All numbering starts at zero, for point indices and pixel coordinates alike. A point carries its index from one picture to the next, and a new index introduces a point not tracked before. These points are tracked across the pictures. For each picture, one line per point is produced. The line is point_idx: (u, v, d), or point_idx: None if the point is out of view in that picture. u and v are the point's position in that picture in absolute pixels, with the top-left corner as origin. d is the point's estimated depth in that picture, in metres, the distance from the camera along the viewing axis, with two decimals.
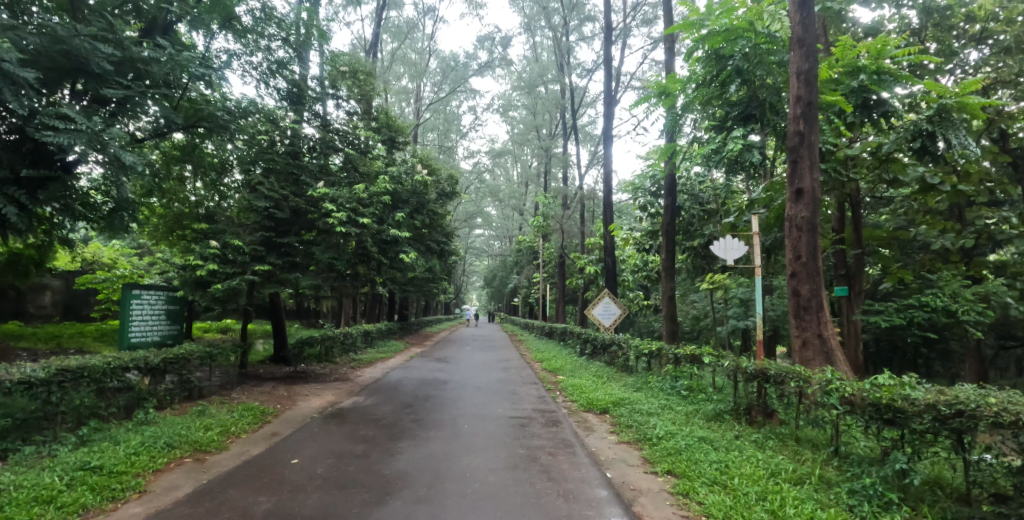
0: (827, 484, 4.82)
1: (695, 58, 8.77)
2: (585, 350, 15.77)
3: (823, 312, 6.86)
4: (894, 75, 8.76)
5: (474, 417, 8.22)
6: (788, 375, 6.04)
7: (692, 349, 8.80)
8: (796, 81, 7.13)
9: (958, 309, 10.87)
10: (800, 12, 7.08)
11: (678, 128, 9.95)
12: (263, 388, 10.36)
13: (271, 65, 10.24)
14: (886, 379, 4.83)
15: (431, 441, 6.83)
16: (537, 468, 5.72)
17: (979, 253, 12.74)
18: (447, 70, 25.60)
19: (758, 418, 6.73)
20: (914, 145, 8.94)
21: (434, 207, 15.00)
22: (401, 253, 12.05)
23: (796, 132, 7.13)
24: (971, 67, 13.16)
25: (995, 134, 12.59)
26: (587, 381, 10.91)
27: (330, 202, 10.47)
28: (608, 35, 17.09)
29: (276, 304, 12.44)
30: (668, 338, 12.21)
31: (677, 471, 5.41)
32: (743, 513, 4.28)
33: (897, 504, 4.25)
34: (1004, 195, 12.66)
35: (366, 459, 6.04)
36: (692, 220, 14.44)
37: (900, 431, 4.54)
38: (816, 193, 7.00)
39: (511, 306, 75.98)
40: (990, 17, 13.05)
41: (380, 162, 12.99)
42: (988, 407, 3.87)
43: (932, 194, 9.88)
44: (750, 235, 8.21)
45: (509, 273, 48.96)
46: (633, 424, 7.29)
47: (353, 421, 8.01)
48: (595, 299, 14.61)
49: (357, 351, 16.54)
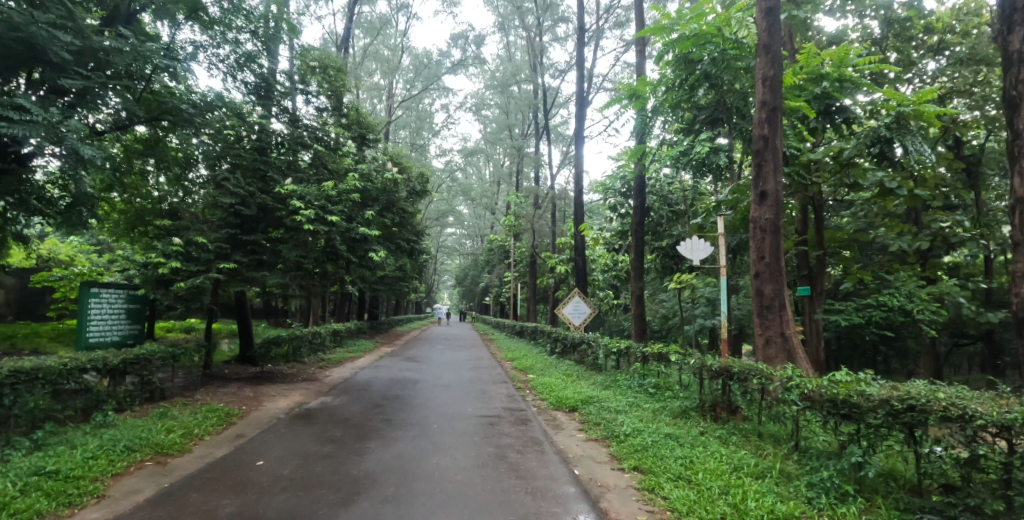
0: (787, 478, 4.96)
1: (666, 61, 8.90)
2: (556, 349, 15.85)
3: (785, 311, 7.04)
4: (855, 83, 9.09)
5: (443, 416, 8.18)
6: (751, 373, 6.19)
7: (659, 348, 8.94)
8: (762, 86, 7.31)
9: (913, 309, 11.32)
10: (766, 19, 7.27)
11: (647, 131, 10.11)
12: (228, 388, 10.12)
13: (239, 58, 9.98)
14: (843, 375, 5.01)
15: (399, 441, 6.78)
16: (505, 466, 5.74)
17: (933, 255, 13.27)
18: (419, 67, 25.36)
19: (723, 415, 6.86)
20: (873, 151, 9.27)
21: (405, 206, 14.86)
22: (370, 252, 11.93)
23: (761, 136, 7.31)
24: (929, 76, 13.69)
25: (950, 141, 13.12)
26: (557, 380, 10.98)
27: (298, 200, 10.32)
28: (581, 36, 17.20)
29: (242, 302, 12.17)
30: (636, 337, 12.35)
31: (644, 467, 5.49)
32: (707, 507, 4.37)
33: (853, 496, 4.41)
34: (957, 199, 13.20)
35: (334, 460, 5.96)
36: (661, 220, 14.69)
37: (856, 426, 4.69)
38: (779, 195, 7.18)
39: (482, 305, 75.85)
40: (947, 29, 13.59)
41: (350, 159, 12.82)
42: (937, 402, 4.03)
43: (890, 198, 10.22)
44: (716, 236, 8.38)
45: (480, 273, 48.93)
46: (602, 422, 7.37)
47: (321, 421, 7.90)
48: (565, 298, 14.70)
49: (326, 350, 16.29)
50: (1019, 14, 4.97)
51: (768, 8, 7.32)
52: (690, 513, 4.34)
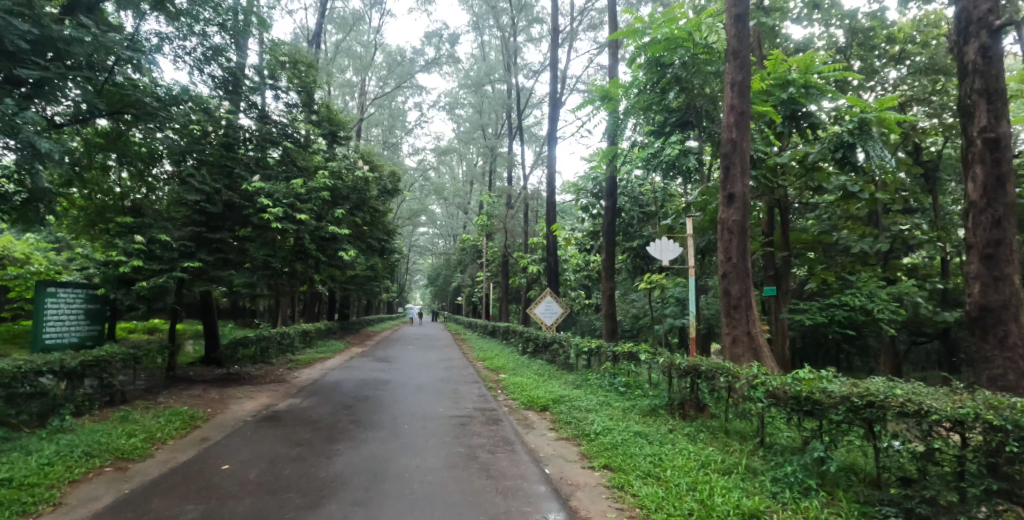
0: (752, 473, 5.07)
1: (637, 64, 9.01)
2: (528, 349, 15.87)
3: (752, 310, 7.19)
4: (820, 89, 9.32)
5: (414, 417, 8.12)
6: (718, 371, 6.30)
7: (629, 347, 9.06)
8: (730, 90, 7.45)
9: (874, 308, 11.73)
10: (735, 25, 7.42)
11: (619, 133, 10.20)
12: (192, 391, 9.85)
13: (207, 51, 9.71)
14: (806, 373, 5.15)
15: (369, 442, 6.69)
16: (475, 466, 5.72)
17: (893, 257, 13.71)
18: (393, 65, 25.09)
19: (691, 412, 6.98)
20: (836, 156, 9.57)
21: (377, 205, 14.69)
22: (341, 251, 11.75)
23: (729, 139, 7.45)
24: (891, 84, 14.15)
25: (909, 148, 13.58)
26: (528, 380, 10.99)
27: (266, 197, 10.11)
28: (555, 38, 17.28)
29: (208, 302, 11.87)
30: (607, 336, 12.46)
31: (613, 465, 5.54)
32: (675, 504, 4.43)
33: (815, 490, 4.54)
34: (916, 203, 13.68)
35: (302, 463, 5.85)
36: (632, 221, 14.89)
37: (818, 422, 4.82)
38: (746, 198, 7.33)
39: (454, 305, 75.48)
40: (908, 40, 14.08)
41: (320, 157, 12.62)
42: (894, 398, 4.15)
43: (853, 201, 10.52)
44: (684, 237, 8.51)
45: (453, 273, 48.76)
46: (572, 421, 7.41)
47: (289, 424, 7.76)
48: (537, 298, 14.73)
49: (295, 350, 16.00)
50: (974, 26, 5.17)
51: (737, 14, 7.46)
52: (658, 510, 4.39)
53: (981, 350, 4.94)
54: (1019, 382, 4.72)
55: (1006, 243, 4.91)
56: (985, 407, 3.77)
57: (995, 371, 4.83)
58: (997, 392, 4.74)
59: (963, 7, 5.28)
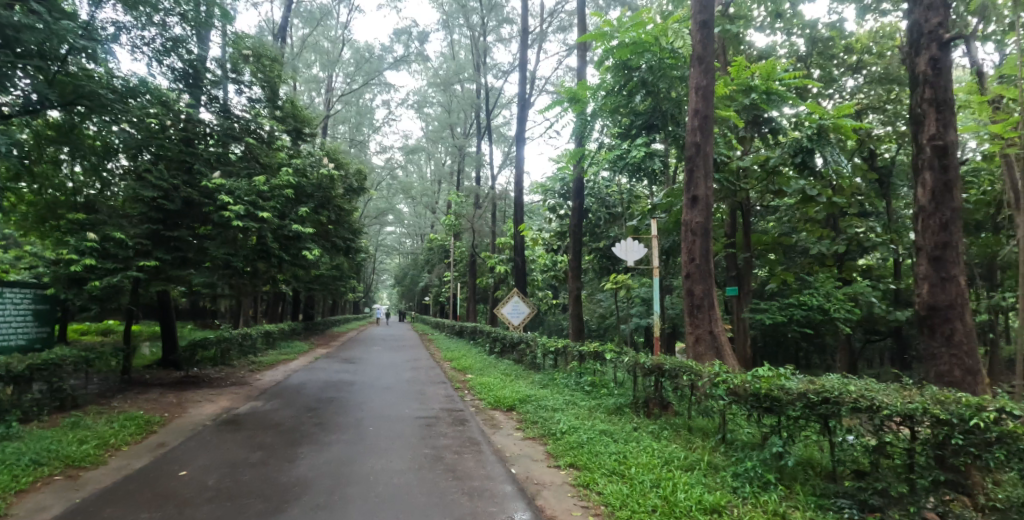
0: (714, 469, 5.19)
1: (605, 67, 9.13)
2: (495, 349, 15.87)
3: (714, 310, 7.34)
4: (781, 96, 9.56)
5: (379, 419, 8.02)
6: (681, 369, 6.42)
7: (595, 346, 9.15)
8: (695, 95, 7.58)
9: (830, 308, 12.18)
10: (701, 32, 7.56)
11: (586, 134, 10.30)
12: (149, 394, 9.52)
13: (166, 43, 9.38)
14: (765, 371, 5.29)
15: (333, 445, 6.58)
16: (441, 467, 5.68)
17: (849, 258, 14.21)
18: (360, 61, 24.62)
19: (655, 411, 7.09)
20: (796, 160, 9.82)
21: (343, 203, 14.45)
22: (304, 250, 11.50)
23: (693, 143, 7.59)
24: (848, 93, 14.67)
25: (865, 153, 14.10)
26: (495, 380, 10.98)
27: (227, 194, 9.82)
28: (525, 39, 17.32)
29: (165, 303, 11.48)
30: (573, 336, 12.54)
31: (579, 463, 5.58)
32: (639, 501, 4.49)
33: (773, 484, 4.67)
34: (870, 207, 14.21)
35: (264, 467, 5.71)
36: (598, 222, 15.07)
37: (777, 418, 4.96)
38: (709, 200, 7.49)
39: (422, 305, 74.90)
40: (864, 51, 14.62)
41: (284, 153, 12.37)
42: (848, 394, 4.30)
43: (812, 205, 10.88)
44: (649, 238, 8.64)
45: (421, 273, 48.43)
46: (538, 420, 7.45)
47: (251, 427, 7.58)
48: (505, 298, 14.75)
49: (257, 351, 15.62)
50: (926, 38, 5.41)
51: (703, 20, 7.59)
52: (622, 507, 4.44)
53: (929, 348, 5.16)
54: (964, 378, 4.95)
55: (953, 245, 5.15)
56: (932, 402, 3.93)
57: (942, 368, 5.06)
58: (944, 388, 4.96)
59: (916, 20, 5.51)
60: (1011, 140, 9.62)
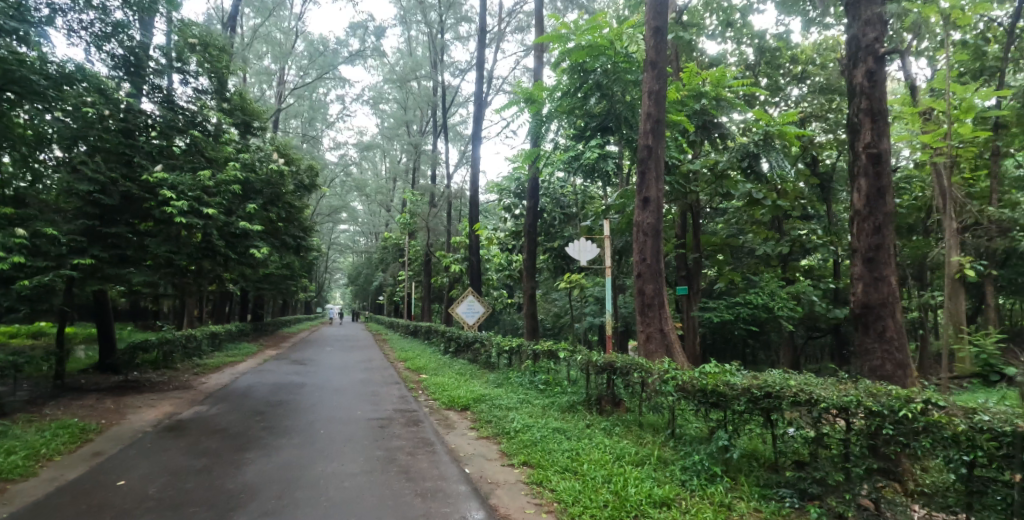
0: (663, 463, 5.33)
1: (561, 68, 9.22)
2: (449, 349, 15.79)
3: (664, 309, 7.53)
4: (729, 103, 9.99)
5: (331, 421, 7.85)
6: (633, 367, 6.57)
7: (549, 345, 9.27)
8: (648, 99, 7.76)
9: (774, 306, 12.89)
10: (655, 37, 7.72)
11: (542, 135, 10.38)
12: (84, 400, 9.01)
13: (106, 28, 8.89)
14: (713, 367, 5.47)
15: (283, 450, 6.41)
16: (394, 469, 5.60)
17: (792, 259, 14.84)
18: (314, 55, 23.98)
19: (607, 408, 7.22)
20: (743, 164, 10.23)
21: (293, 200, 14.05)
22: (252, 249, 11.17)
23: (646, 145, 7.75)
24: (792, 101, 15.34)
25: (807, 159, 14.74)
26: (449, 379, 10.94)
27: (170, 189, 9.41)
28: (483, 38, 17.31)
29: (102, 303, 10.89)
30: (528, 335, 12.59)
31: (532, 461, 5.62)
32: (591, 496, 4.57)
33: (719, 476, 4.84)
34: (813, 211, 14.88)
35: (208, 474, 5.50)
36: (553, 222, 15.25)
37: (723, 412, 5.14)
38: (660, 202, 7.69)
39: (377, 305, 73.70)
40: (808, 61, 15.30)
41: (231, 148, 11.92)
42: (789, 388, 4.50)
43: (757, 207, 11.31)
44: (602, 239, 8.79)
45: (375, 272, 47.65)
46: (492, 420, 7.45)
47: (194, 433, 7.27)
48: (459, 297, 14.68)
49: (201, 353, 15.03)
50: (863, 51, 5.70)
51: (657, 27, 7.78)
52: (574, 503, 4.50)
53: (864, 343, 5.45)
54: (895, 371, 5.26)
55: (885, 248, 5.46)
56: (865, 395, 4.13)
57: (875, 362, 5.36)
58: (876, 382, 5.26)
59: (855, 34, 5.80)
60: (939, 149, 10.25)
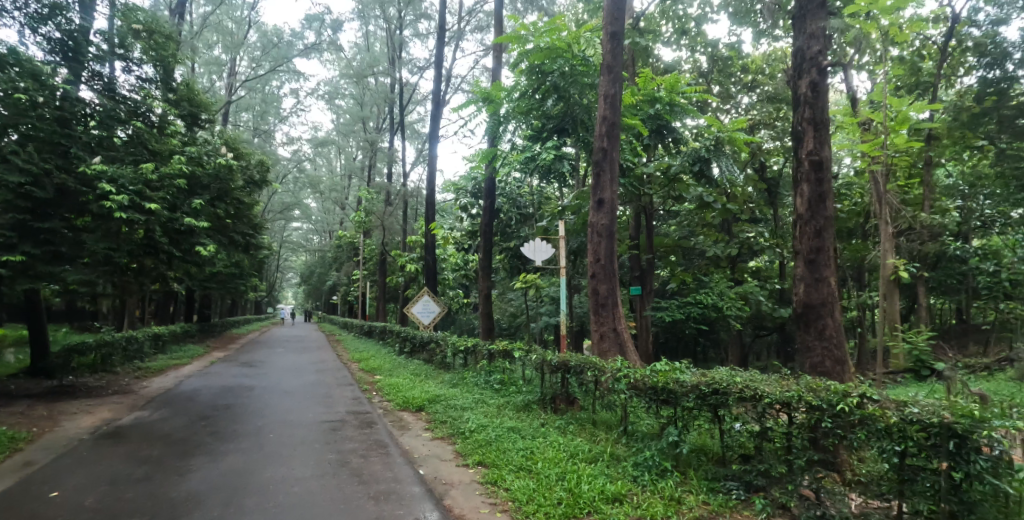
0: (615, 460, 5.44)
1: (519, 69, 9.28)
2: (404, 349, 15.62)
3: (618, 308, 7.66)
4: (682, 108, 10.16)
5: (281, 424, 7.64)
6: (587, 366, 6.66)
7: (504, 344, 9.34)
8: (604, 102, 7.88)
9: (723, 306, 13.39)
10: (611, 42, 7.85)
11: (499, 135, 10.41)
12: (13, 407, 8.45)
13: (42, 8, 8.81)
14: (663, 365, 5.62)
15: (230, 455, 6.19)
16: (346, 473, 5.50)
17: (741, 260, 15.38)
18: (268, 46, 23.25)
19: (562, 406, 7.31)
20: (694, 168, 10.58)
21: (242, 197, 13.60)
22: (198, 246, 10.91)
23: (601, 148, 7.89)
24: (743, 109, 15.92)
25: (756, 165, 15.32)
26: (404, 380, 10.82)
27: (109, 183, 8.91)
28: (442, 36, 17.21)
29: (34, 303, 10.25)
30: (483, 335, 12.58)
31: (487, 461, 5.63)
32: (545, 494, 4.61)
33: (669, 471, 4.98)
34: (760, 214, 15.45)
35: (149, 483, 5.26)
36: (510, 222, 15.33)
37: (673, 409, 5.29)
38: (614, 203, 7.83)
39: (331, 306, 72.07)
40: (758, 71, 15.89)
41: (177, 140, 11.43)
42: (735, 385, 4.66)
43: (708, 210, 11.67)
44: (556, 239, 8.87)
45: (328, 272, 46.58)
46: (447, 420, 7.41)
47: (136, 440, 6.93)
48: (414, 297, 14.52)
49: (143, 356, 14.35)
50: (807, 63, 5.95)
51: (613, 32, 7.92)
52: (529, 501, 4.53)
53: (805, 341, 5.71)
54: (833, 367, 5.53)
55: (824, 250, 5.73)
56: (806, 390, 4.31)
57: (816, 359, 5.61)
58: (817, 377, 5.52)
59: (800, 46, 6.05)
60: (877, 157, 10.83)
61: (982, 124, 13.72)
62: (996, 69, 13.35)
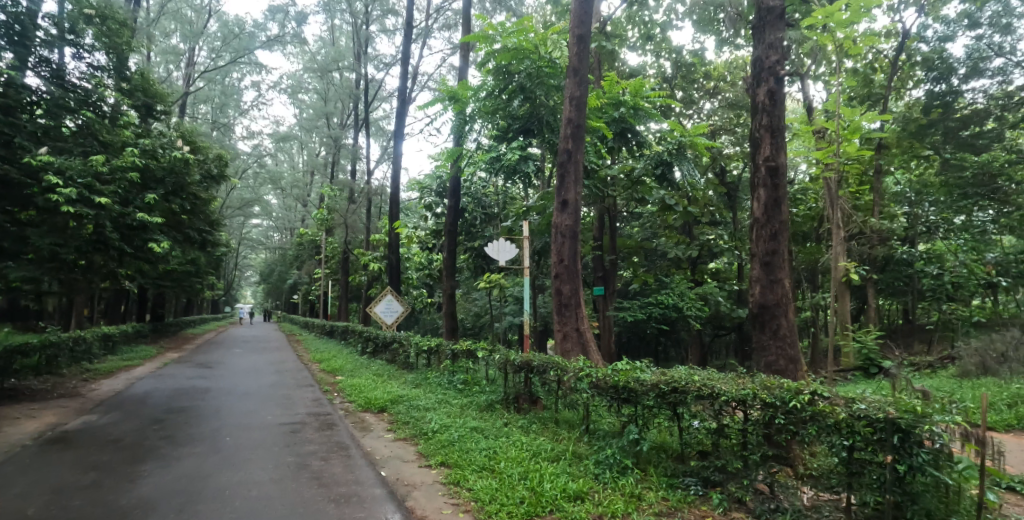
0: (578, 458, 5.50)
1: (486, 69, 9.28)
2: (367, 349, 15.42)
3: (580, 308, 7.74)
4: (646, 112, 10.31)
5: (238, 427, 7.44)
6: (549, 365, 6.72)
7: (468, 344, 9.35)
8: (569, 104, 7.95)
9: (684, 306, 13.90)
10: (577, 45, 7.93)
11: (465, 134, 10.39)
12: None
13: None
14: (624, 364, 5.72)
15: (184, 460, 5.99)
16: (307, 476, 5.40)
17: (701, 262, 15.77)
18: (228, 36, 22.51)
19: (525, 406, 7.36)
20: (657, 172, 10.80)
21: (199, 192, 13.14)
22: (151, 242, 10.50)
23: (566, 149, 7.96)
24: (705, 114, 16.33)
25: (716, 169, 15.73)
26: (366, 381, 10.68)
27: (56, 175, 8.51)
28: (409, 33, 17.05)
29: None
30: (448, 335, 12.54)
31: (450, 461, 5.62)
32: (508, 493, 4.63)
33: (630, 468, 5.07)
34: (720, 217, 15.85)
35: (97, 490, 5.04)
36: (474, 221, 15.32)
37: (633, 407, 5.39)
38: (578, 204, 7.92)
39: (292, 305, 70.41)
40: (720, 78, 16.32)
41: (129, 131, 11.02)
42: (693, 383, 4.78)
43: (670, 213, 11.92)
44: (521, 239, 8.90)
45: (289, 270, 45.50)
46: (410, 420, 7.37)
47: (82, 445, 6.64)
48: (377, 297, 14.35)
49: (91, 356, 13.75)
50: (765, 72, 6.14)
51: (580, 34, 7.99)
52: (491, 501, 4.53)
53: (761, 340, 5.89)
54: (787, 366, 5.72)
55: (779, 253, 5.93)
56: (760, 388, 4.45)
57: (770, 358, 5.79)
58: (771, 376, 5.70)
59: (759, 55, 6.22)
60: (830, 165, 11.25)
61: (928, 135, 14.48)
62: (942, 83, 14.02)
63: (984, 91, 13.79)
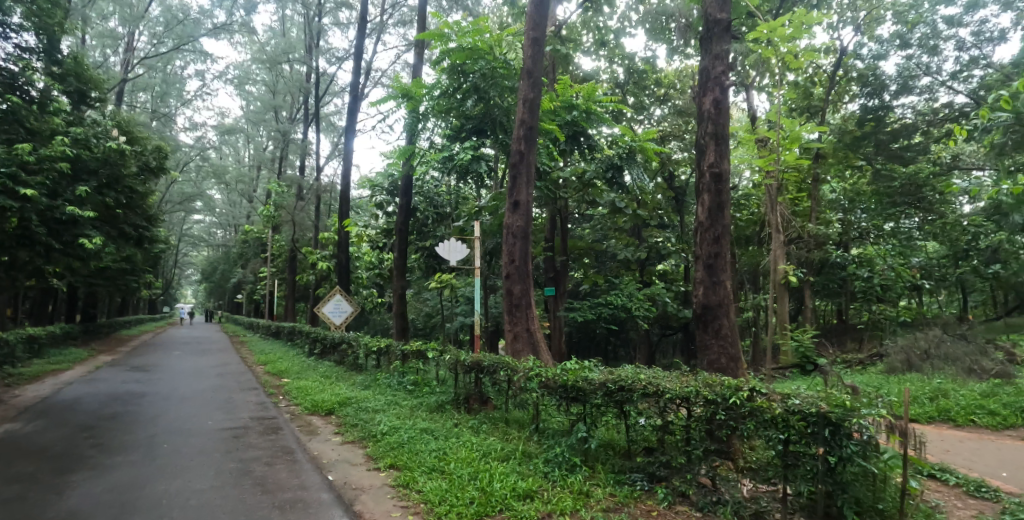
0: (527, 457, 5.55)
1: (441, 67, 9.24)
2: (314, 350, 15.04)
3: (531, 308, 7.80)
4: (597, 116, 10.45)
5: (177, 433, 7.12)
6: (500, 365, 6.76)
7: (418, 344, 9.30)
8: (523, 105, 8.00)
9: (632, 306, 14.23)
10: (532, 48, 7.99)
11: (417, 132, 10.32)
12: None
13: None
14: (573, 364, 5.80)
15: (118, 468, 5.69)
16: (249, 482, 5.23)
17: (649, 263, 16.20)
18: (171, 22, 21.38)
19: (475, 406, 7.37)
20: (607, 175, 11.01)
21: (136, 184, 12.48)
22: (82, 237, 9.90)
23: (518, 150, 8.03)
24: (655, 119, 16.80)
25: (665, 174, 16.22)
26: (313, 382, 10.43)
27: None
28: (362, 27, 16.73)
29: None
30: (398, 335, 12.39)
31: (399, 463, 5.56)
32: (457, 494, 4.63)
33: (579, 465, 5.16)
34: (668, 220, 16.34)
35: (20, 503, 4.72)
36: (426, 221, 15.21)
37: (582, 405, 5.49)
38: (529, 205, 8.00)
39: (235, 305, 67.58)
40: (670, 85, 16.82)
41: (59, 118, 10.31)
42: (639, 382, 4.91)
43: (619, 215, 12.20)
44: (472, 239, 8.87)
45: (233, 268, 43.72)
46: (359, 422, 7.25)
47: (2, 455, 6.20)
48: (325, 297, 14.01)
49: (13, 359, 12.84)
50: (711, 81, 6.36)
51: (535, 37, 8.07)
52: (441, 502, 4.52)
53: (704, 340, 6.10)
54: (728, 364, 5.95)
55: (721, 255, 6.16)
56: (703, 385, 4.60)
57: (713, 356, 6.01)
58: (713, 374, 5.91)
59: (705, 65, 6.43)
60: (771, 172, 11.77)
61: (861, 146, 15.33)
62: (875, 98, 14.73)
63: (912, 107, 14.65)
